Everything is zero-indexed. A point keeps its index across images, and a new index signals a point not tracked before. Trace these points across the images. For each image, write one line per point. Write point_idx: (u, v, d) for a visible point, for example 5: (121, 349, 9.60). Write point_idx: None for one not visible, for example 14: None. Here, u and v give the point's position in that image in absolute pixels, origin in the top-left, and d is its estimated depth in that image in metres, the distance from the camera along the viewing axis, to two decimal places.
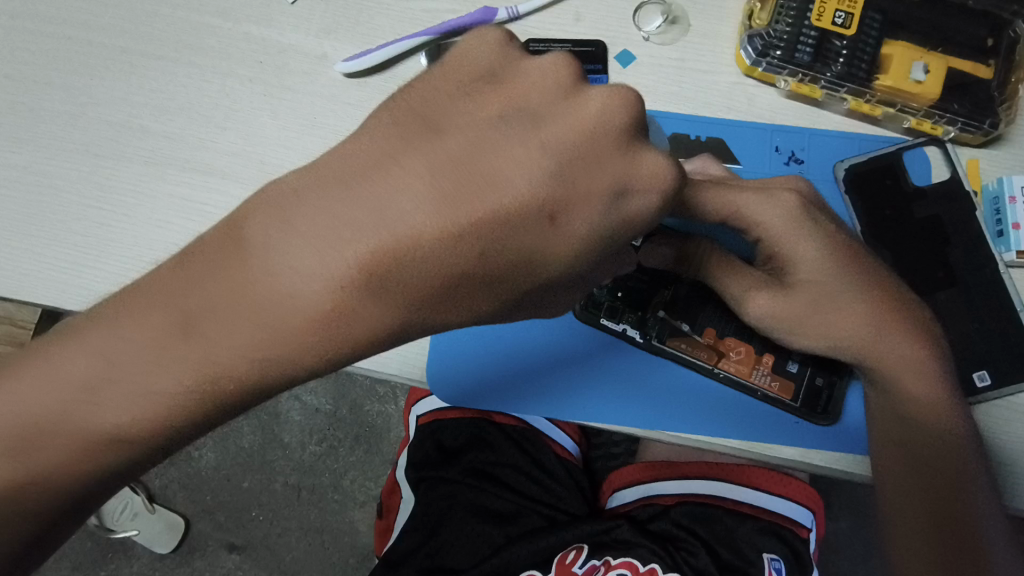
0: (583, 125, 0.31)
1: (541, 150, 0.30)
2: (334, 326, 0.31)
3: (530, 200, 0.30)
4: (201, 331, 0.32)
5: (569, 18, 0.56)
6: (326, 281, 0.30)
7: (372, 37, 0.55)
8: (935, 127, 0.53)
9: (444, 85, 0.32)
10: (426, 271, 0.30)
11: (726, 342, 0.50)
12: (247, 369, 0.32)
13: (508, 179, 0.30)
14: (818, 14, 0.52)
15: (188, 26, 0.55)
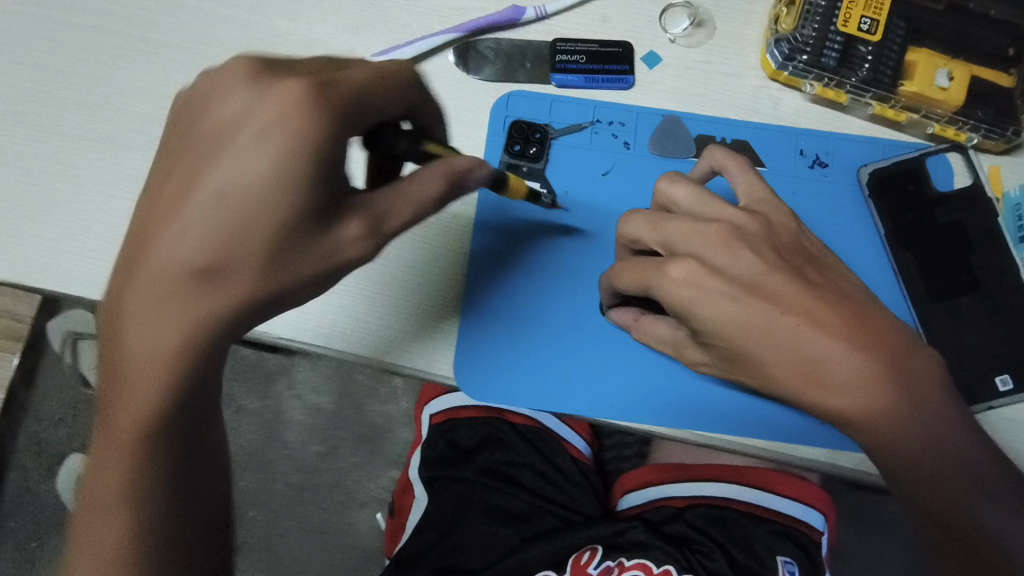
0: (264, 96, 0.36)
1: (251, 129, 0.36)
2: (218, 286, 0.37)
3: (260, 180, 0.36)
4: (136, 334, 0.37)
5: (595, 19, 0.56)
6: (203, 248, 0.36)
7: (400, 33, 0.56)
8: (958, 134, 0.54)
9: (187, 111, 0.38)
10: (191, 250, 0.36)
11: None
12: (175, 352, 0.37)
13: (238, 168, 0.36)
14: (845, 20, 0.53)
15: (215, 19, 0.55)
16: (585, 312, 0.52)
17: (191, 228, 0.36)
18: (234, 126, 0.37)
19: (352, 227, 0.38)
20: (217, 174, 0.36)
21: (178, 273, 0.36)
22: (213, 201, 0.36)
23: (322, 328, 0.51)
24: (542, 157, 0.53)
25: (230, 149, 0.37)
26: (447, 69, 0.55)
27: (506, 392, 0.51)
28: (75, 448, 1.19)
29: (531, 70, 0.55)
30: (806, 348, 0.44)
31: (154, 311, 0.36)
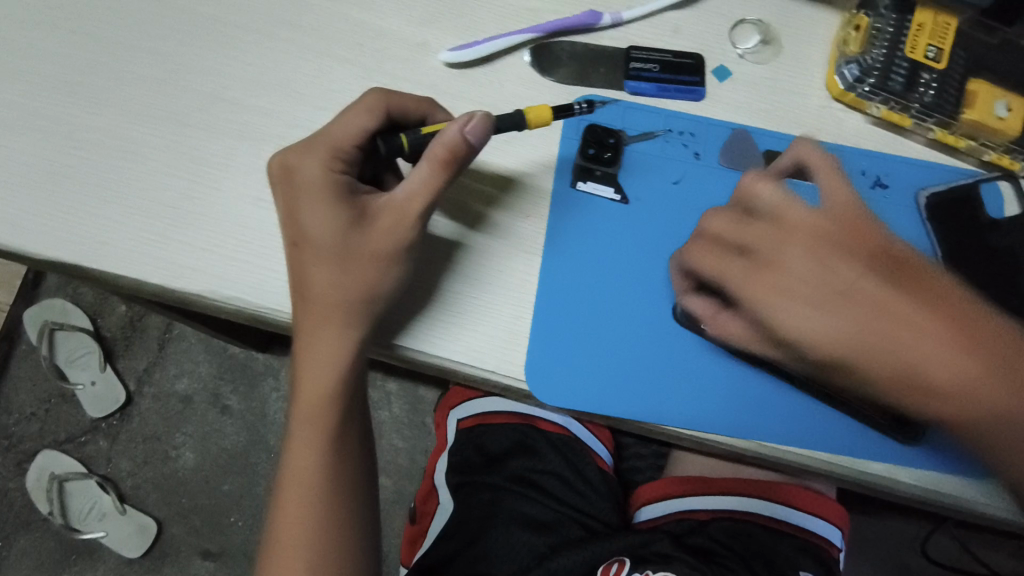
0: (315, 150, 0.43)
1: (295, 181, 0.43)
2: (355, 309, 0.43)
3: (314, 215, 0.43)
4: (307, 377, 0.45)
5: (667, 30, 0.57)
6: (330, 292, 0.43)
7: (475, 30, 0.55)
8: (1012, 163, 0.56)
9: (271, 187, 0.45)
10: (322, 294, 0.43)
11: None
12: (331, 376, 0.44)
13: (310, 216, 0.43)
14: (912, 46, 0.54)
15: (288, 4, 0.54)
16: (656, 318, 0.51)
17: (315, 267, 0.43)
18: (307, 186, 0.43)
19: (387, 221, 0.43)
20: (313, 222, 0.43)
21: (322, 300, 0.43)
22: (322, 240, 0.43)
23: (384, 324, 0.48)
24: (615, 162, 0.53)
25: (322, 199, 0.43)
26: (520, 68, 0.54)
27: (575, 398, 0.49)
28: (47, 445, 1.12)
29: (605, 75, 0.55)
30: (880, 347, 0.43)
31: (316, 334, 0.44)
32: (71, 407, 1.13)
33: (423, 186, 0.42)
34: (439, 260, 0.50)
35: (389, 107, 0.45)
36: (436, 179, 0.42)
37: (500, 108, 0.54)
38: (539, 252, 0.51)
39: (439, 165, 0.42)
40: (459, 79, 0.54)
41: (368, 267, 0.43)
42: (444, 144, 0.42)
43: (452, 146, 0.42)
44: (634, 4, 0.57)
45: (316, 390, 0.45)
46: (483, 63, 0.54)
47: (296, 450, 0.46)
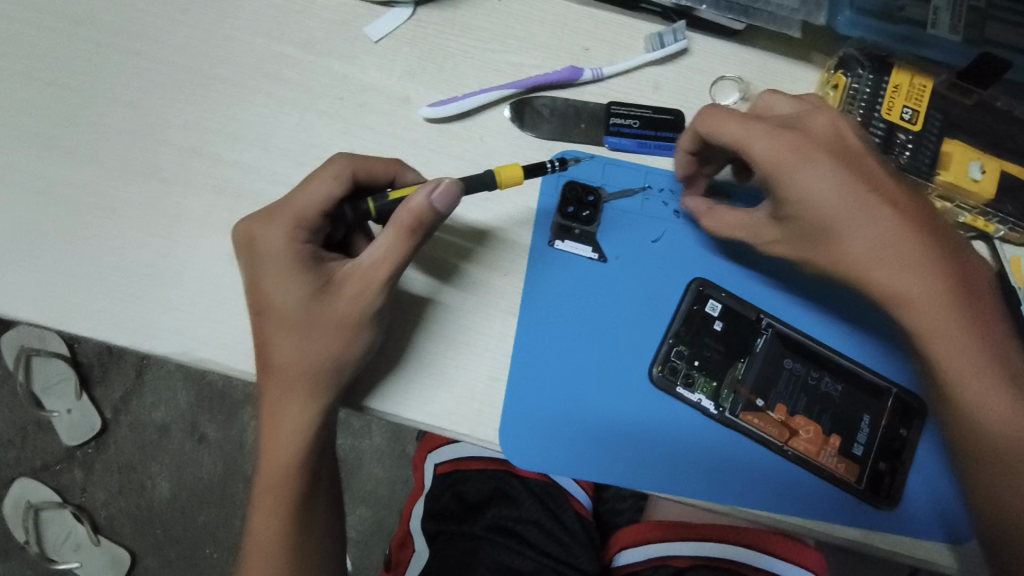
0: (280, 226, 0.43)
1: (259, 254, 0.43)
2: (318, 377, 0.43)
3: (280, 288, 0.42)
4: (272, 447, 0.45)
5: (649, 86, 0.57)
6: (295, 364, 0.43)
7: (456, 84, 0.54)
8: (987, 224, 0.57)
9: (237, 258, 0.44)
10: (284, 366, 0.43)
11: (795, 420, 0.50)
12: (297, 442, 0.44)
13: (273, 290, 0.42)
14: (888, 109, 0.56)
15: (267, 54, 0.53)
16: (633, 379, 0.50)
17: (280, 339, 0.43)
18: (271, 256, 0.43)
19: (352, 288, 0.42)
20: (275, 293, 0.42)
21: (290, 370, 0.43)
22: (287, 311, 0.42)
23: (359, 385, 0.48)
24: (594, 220, 0.53)
25: (286, 264, 0.43)
26: (502, 124, 0.54)
27: (549, 459, 0.49)
28: (23, 472, 1.09)
29: (586, 131, 0.55)
30: (876, 230, 0.47)
31: (282, 404, 0.44)
32: (47, 435, 1.10)
33: (387, 253, 0.42)
34: (412, 320, 0.50)
35: (354, 173, 0.45)
36: (401, 246, 0.42)
37: (481, 164, 0.54)
38: (514, 312, 0.51)
39: (404, 232, 0.42)
40: (440, 135, 0.53)
41: (333, 336, 0.43)
42: (408, 211, 0.42)
43: (419, 213, 0.42)
44: (616, 60, 0.57)
45: (287, 454, 0.44)
46: (464, 118, 0.54)
47: (267, 510, 0.46)
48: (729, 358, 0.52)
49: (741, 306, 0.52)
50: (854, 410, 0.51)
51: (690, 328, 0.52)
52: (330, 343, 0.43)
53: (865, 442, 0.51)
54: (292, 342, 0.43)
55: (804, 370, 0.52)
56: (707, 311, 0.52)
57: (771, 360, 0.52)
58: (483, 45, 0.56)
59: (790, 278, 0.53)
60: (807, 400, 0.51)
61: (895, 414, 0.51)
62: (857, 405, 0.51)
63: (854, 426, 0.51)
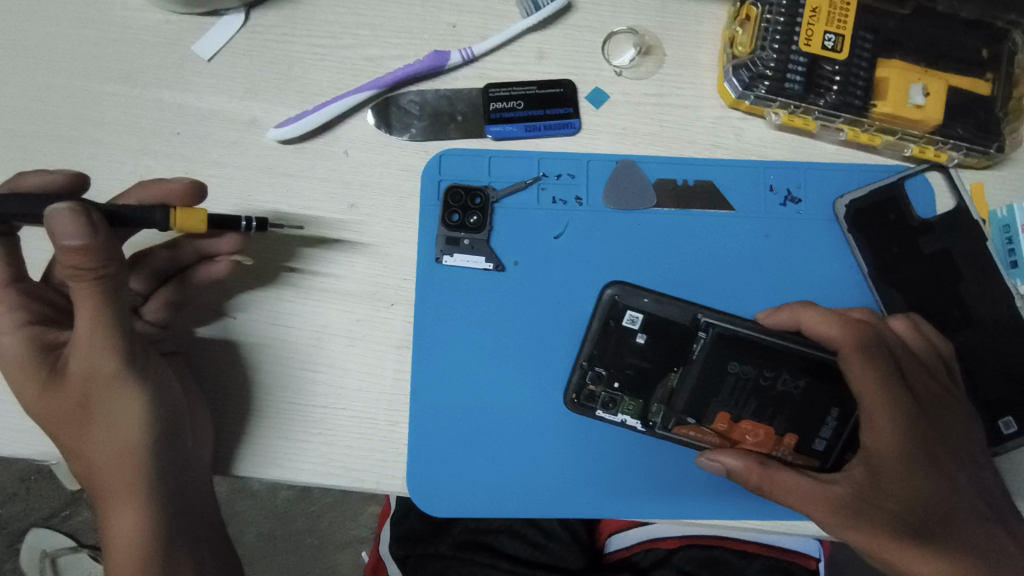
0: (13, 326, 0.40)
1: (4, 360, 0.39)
2: (117, 455, 0.39)
3: (30, 388, 0.39)
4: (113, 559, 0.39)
5: (531, 56, 0.50)
6: (87, 455, 0.40)
7: (308, 95, 0.48)
8: (939, 154, 0.49)
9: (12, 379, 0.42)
10: (81, 461, 0.40)
11: (740, 427, 0.45)
12: (138, 537, 0.39)
13: (23, 392, 0.39)
14: (807, 38, 0.47)
15: (88, 98, 0.47)
16: (551, 401, 0.46)
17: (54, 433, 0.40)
18: (7, 364, 0.39)
19: (99, 358, 0.38)
20: (29, 397, 0.39)
21: (98, 462, 0.40)
22: (41, 405, 0.39)
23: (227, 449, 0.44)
24: (484, 226, 0.47)
25: (14, 356, 0.39)
26: (366, 131, 0.48)
27: (471, 504, 0.45)
28: (35, 523, 0.96)
29: (464, 123, 0.49)
30: (942, 441, 0.42)
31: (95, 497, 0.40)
32: (51, 481, 0.96)
33: (82, 309, 0.36)
34: (241, 377, 0.45)
35: (18, 184, 0.40)
36: (86, 290, 0.36)
37: (350, 182, 0.47)
38: (409, 344, 0.46)
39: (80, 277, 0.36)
40: (296, 156, 0.47)
41: (100, 408, 0.39)
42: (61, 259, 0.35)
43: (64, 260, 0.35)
44: (489, 33, 0.50)
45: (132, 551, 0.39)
46: (322, 132, 0.48)
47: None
48: (659, 368, 0.46)
49: (667, 311, 0.46)
50: (816, 407, 0.45)
51: (606, 348, 0.46)
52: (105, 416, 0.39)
53: (826, 436, 0.44)
54: (66, 430, 0.40)
55: (755, 370, 0.45)
56: (625, 324, 0.46)
57: (708, 367, 0.45)
58: (333, 42, 0.49)
59: (706, 262, 0.49)
60: (757, 401, 0.45)
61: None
62: (820, 397, 0.45)
63: (816, 421, 0.45)
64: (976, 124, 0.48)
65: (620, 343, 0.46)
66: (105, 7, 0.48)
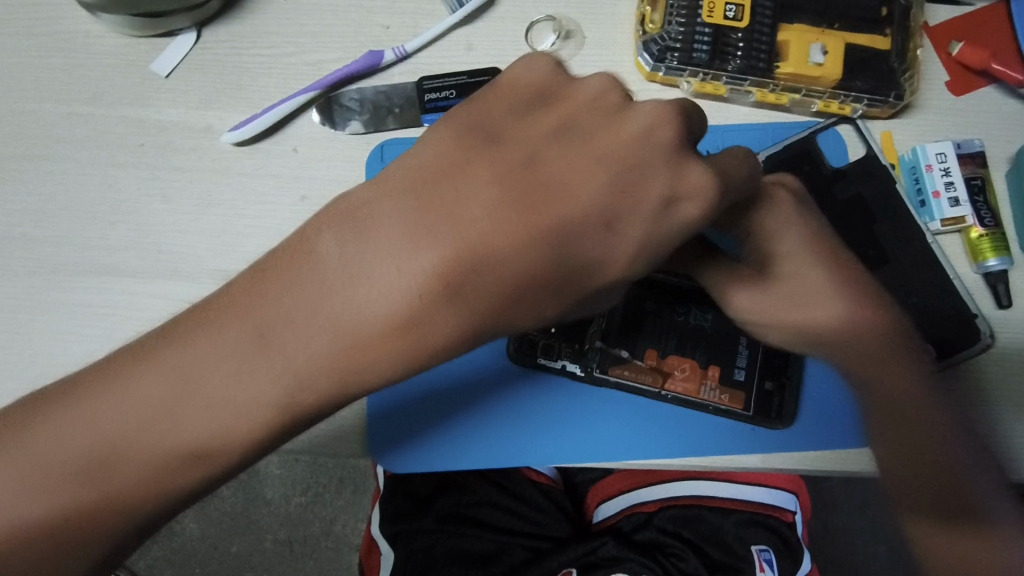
0: (599, 146, 0.32)
1: (547, 174, 0.32)
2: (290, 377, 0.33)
3: (479, 244, 0.31)
4: (111, 429, 0.33)
5: (460, 49, 0.54)
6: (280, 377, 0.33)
7: (258, 101, 0.53)
8: (843, 107, 0.53)
9: (483, 125, 0.34)
10: (290, 364, 0.32)
11: (669, 361, 0.49)
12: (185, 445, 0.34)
13: (471, 215, 0.31)
14: (709, 11, 0.51)
15: (59, 119, 0.52)
16: (491, 359, 0.50)
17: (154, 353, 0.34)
18: (526, 175, 0.32)
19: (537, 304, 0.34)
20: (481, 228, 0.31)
21: (287, 372, 0.33)
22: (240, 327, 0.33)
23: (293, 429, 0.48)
24: None
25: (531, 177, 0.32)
26: (313, 129, 0.52)
27: (428, 457, 0.49)
28: None
29: (401, 115, 0.53)
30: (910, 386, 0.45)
31: (123, 425, 0.33)
32: None
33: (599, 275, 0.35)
34: None
35: None
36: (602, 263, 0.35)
37: (299, 177, 0.52)
38: None
39: (612, 162, 0.32)
40: (250, 156, 0.52)
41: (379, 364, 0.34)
42: (605, 171, 0.32)
43: (570, 177, 0.32)
44: (419, 31, 0.54)
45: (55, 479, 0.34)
46: (273, 132, 0.52)
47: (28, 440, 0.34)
48: (587, 315, 0.50)
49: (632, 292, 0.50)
50: (728, 338, 0.50)
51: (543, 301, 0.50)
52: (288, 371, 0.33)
53: (746, 366, 0.49)
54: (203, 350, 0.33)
55: (670, 308, 0.50)
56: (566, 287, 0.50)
57: (633, 308, 0.50)
58: (278, 52, 0.54)
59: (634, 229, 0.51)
60: (677, 338, 0.50)
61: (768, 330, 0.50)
62: (730, 329, 0.50)
63: (732, 353, 0.50)
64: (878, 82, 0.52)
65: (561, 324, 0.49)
66: (69, 37, 0.53)
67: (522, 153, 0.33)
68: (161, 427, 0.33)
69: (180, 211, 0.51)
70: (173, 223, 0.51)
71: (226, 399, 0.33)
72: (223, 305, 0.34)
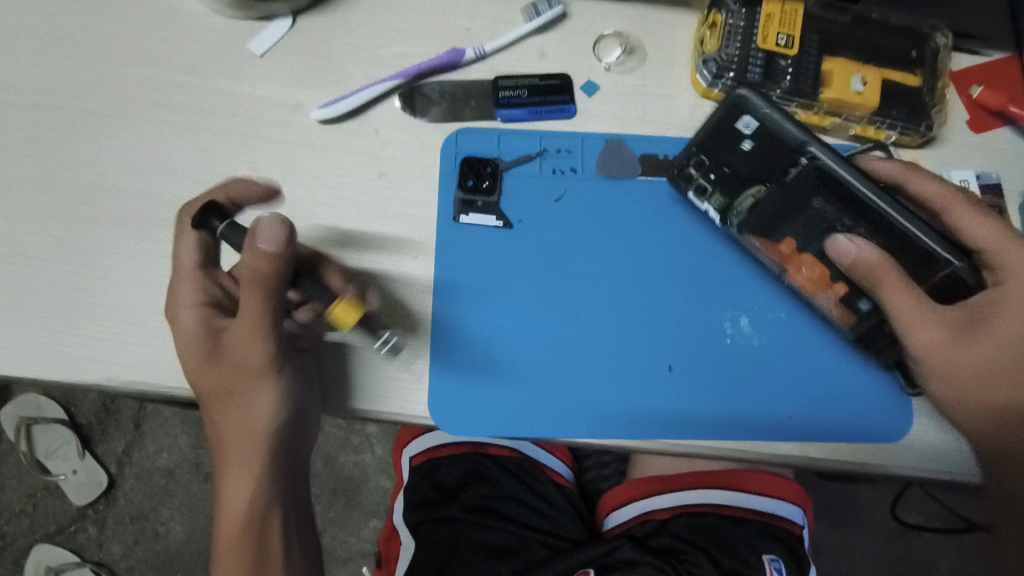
0: (252, 277, 0.41)
1: (248, 287, 0.42)
2: (244, 398, 0.45)
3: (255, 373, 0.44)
4: (238, 540, 0.47)
5: (533, 54, 0.59)
6: (258, 442, 0.46)
7: (344, 84, 0.57)
8: (878, 132, 0.58)
9: (248, 306, 0.43)
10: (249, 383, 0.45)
11: (799, 261, 0.53)
12: (243, 440, 0.46)
13: (247, 366, 0.44)
14: (763, 37, 0.57)
15: (158, 85, 0.55)
16: (556, 336, 0.53)
17: (208, 397, 0.46)
18: (247, 278, 0.42)
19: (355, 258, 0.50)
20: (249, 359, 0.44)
21: (238, 383, 0.45)
22: (197, 379, 0.46)
23: (344, 392, 0.51)
24: (494, 190, 0.55)
25: (251, 275, 0.41)
26: (395, 115, 0.56)
27: (486, 425, 0.51)
28: (40, 538, 1.12)
29: (477, 108, 0.57)
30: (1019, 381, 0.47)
31: (240, 502, 0.46)
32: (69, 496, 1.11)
33: (250, 313, 0.43)
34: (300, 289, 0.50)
35: None
36: (262, 300, 0.42)
37: (379, 155, 0.55)
38: (431, 289, 0.53)
39: (248, 282, 0.42)
40: (334, 134, 0.56)
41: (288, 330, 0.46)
42: (245, 265, 0.41)
43: (243, 279, 0.42)
44: (497, 35, 0.59)
45: (237, 507, 0.47)
46: (357, 114, 0.56)
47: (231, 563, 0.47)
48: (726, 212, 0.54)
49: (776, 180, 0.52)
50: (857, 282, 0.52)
51: None
52: (245, 423, 0.45)
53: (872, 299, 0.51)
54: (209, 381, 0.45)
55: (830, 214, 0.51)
56: None
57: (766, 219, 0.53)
58: (366, 42, 0.58)
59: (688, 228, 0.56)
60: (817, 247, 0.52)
61: (850, 318, 0.52)
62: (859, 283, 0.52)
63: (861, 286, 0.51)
64: (778, 207, 0.52)
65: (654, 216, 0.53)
66: (172, 12, 0.57)
67: (246, 283, 0.42)
68: (231, 480, 0.46)
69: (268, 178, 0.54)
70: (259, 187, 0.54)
71: (244, 442, 0.46)
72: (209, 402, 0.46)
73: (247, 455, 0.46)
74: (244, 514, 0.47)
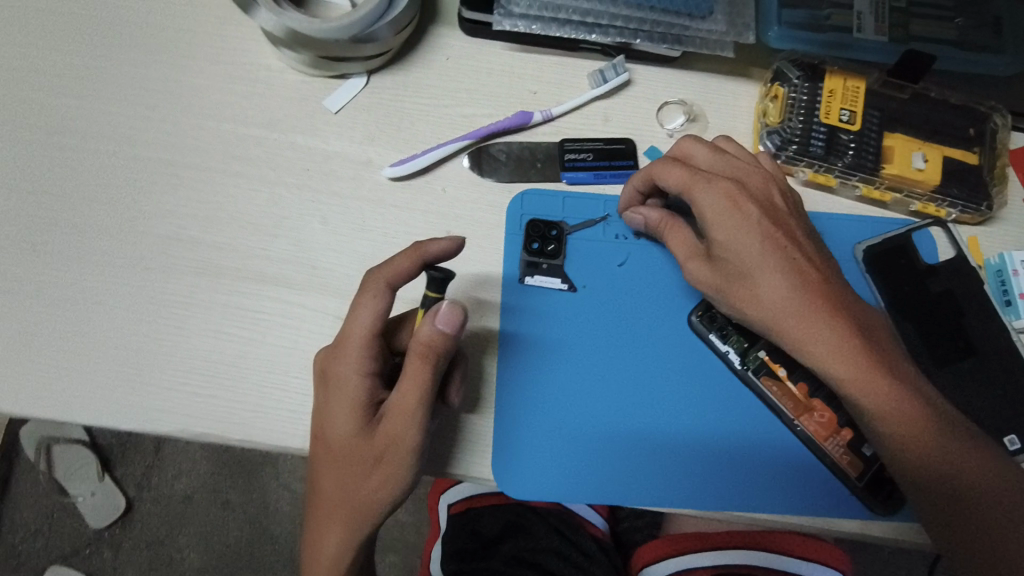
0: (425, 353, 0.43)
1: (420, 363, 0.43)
2: (379, 464, 0.45)
3: (395, 444, 0.45)
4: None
5: (597, 119, 0.60)
6: (375, 504, 0.47)
7: (415, 143, 0.58)
8: (939, 210, 0.59)
9: (412, 382, 0.43)
10: (388, 454, 0.45)
11: (814, 403, 0.53)
12: (362, 499, 0.47)
13: (393, 438, 0.45)
14: (826, 112, 0.58)
15: (234, 138, 0.57)
16: (620, 402, 0.53)
17: (346, 462, 0.46)
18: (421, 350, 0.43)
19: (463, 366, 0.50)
20: (395, 432, 0.44)
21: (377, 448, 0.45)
22: (339, 444, 0.46)
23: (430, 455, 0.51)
24: (559, 253, 0.56)
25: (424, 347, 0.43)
26: (462, 174, 0.58)
27: (547, 488, 0.51)
28: (54, 560, 1.11)
29: (543, 170, 0.58)
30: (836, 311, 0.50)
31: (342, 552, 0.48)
32: (77, 518, 1.13)
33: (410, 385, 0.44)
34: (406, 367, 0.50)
35: None
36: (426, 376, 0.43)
37: (447, 214, 0.56)
38: (497, 352, 0.54)
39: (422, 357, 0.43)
40: (404, 192, 0.57)
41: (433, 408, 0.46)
42: (423, 339, 0.43)
43: (415, 353, 0.43)
44: (563, 99, 0.60)
45: (334, 553, 0.48)
46: (426, 173, 0.57)
47: None
48: None
49: None
50: None
51: None
52: (369, 486, 0.46)
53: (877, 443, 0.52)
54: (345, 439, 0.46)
55: None
56: (715, 343, 0.54)
57: None
58: (436, 102, 0.59)
59: None
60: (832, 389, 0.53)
61: (857, 466, 0.52)
62: None
63: None
64: None
65: (705, 316, 0.55)
66: (250, 67, 0.59)
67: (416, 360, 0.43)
68: (335, 529, 0.48)
69: (338, 233, 0.55)
70: (330, 241, 0.55)
71: (362, 503, 0.47)
72: (330, 458, 0.47)
73: (359, 511, 0.47)
74: (340, 560, 0.49)
